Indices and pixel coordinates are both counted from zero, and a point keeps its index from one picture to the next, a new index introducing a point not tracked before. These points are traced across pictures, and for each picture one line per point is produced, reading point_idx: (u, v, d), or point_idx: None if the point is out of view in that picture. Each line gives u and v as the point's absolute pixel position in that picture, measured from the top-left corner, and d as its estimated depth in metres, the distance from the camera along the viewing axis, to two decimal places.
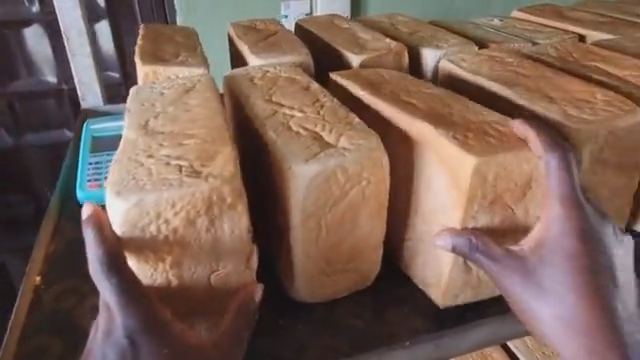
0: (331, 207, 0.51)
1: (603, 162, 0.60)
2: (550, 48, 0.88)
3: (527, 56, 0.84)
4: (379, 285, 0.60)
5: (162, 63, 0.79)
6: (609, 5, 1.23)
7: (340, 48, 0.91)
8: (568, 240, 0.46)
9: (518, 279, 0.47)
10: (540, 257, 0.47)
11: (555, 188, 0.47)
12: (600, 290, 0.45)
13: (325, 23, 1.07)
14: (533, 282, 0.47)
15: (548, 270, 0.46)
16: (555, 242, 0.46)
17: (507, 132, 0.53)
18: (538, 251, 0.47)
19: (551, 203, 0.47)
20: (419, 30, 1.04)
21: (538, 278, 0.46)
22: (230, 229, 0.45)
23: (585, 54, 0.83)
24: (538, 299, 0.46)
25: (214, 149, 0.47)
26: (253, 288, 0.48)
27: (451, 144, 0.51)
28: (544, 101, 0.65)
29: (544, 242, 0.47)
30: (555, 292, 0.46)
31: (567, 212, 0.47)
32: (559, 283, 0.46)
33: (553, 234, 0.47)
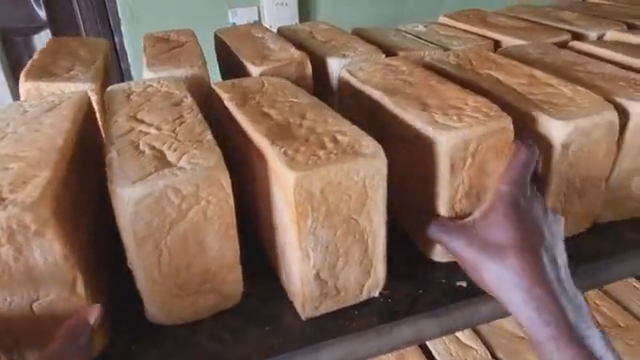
0: (170, 227, 0.50)
1: (469, 172, 0.60)
2: (453, 56, 0.87)
3: (426, 65, 0.83)
4: (245, 303, 0.58)
5: (47, 79, 0.77)
6: (533, 11, 1.24)
7: (243, 60, 0.90)
8: (513, 235, 0.51)
9: (496, 264, 0.52)
10: (500, 247, 0.52)
11: (509, 180, 0.53)
12: (539, 269, 0.50)
13: (241, 32, 1.06)
14: (501, 269, 0.51)
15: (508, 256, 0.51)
16: (511, 231, 0.52)
17: (341, 143, 0.53)
18: (500, 235, 0.52)
19: (501, 204, 0.52)
20: (334, 39, 1.03)
21: (509, 267, 0.51)
22: (43, 258, 0.44)
23: (484, 61, 0.82)
24: (511, 286, 0.51)
25: (33, 173, 0.46)
26: (91, 311, 0.46)
27: (279, 160, 0.50)
28: (417, 111, 0.64)
29: (495, 228, 0.52)
30: (500, 281, 0.52)
31: (517, 213, 0.52)
32: (504, 271, 0.51)
33: (501, 219, 0.52)
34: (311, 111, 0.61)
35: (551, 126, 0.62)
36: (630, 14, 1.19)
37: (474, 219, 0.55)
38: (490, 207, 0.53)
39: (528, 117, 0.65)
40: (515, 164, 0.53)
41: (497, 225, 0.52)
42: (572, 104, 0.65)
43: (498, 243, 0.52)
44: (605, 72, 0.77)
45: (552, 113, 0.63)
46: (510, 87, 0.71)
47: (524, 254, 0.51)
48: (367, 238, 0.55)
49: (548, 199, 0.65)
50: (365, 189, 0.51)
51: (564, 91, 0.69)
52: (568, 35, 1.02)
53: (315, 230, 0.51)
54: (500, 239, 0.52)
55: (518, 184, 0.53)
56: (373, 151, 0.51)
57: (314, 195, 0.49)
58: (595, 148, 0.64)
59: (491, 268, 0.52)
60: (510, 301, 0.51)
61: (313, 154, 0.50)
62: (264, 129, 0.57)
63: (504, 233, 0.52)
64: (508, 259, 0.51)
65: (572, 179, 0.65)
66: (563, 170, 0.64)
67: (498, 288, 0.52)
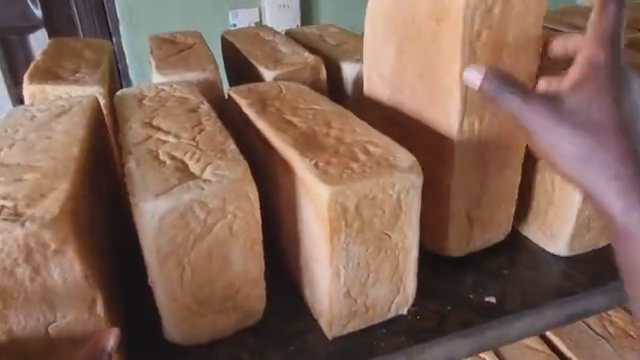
0: (195, 242, 0.47)
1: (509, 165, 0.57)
2: None
3: None
4: (268, 320, 0.55)
5: (52, 81, 0.74)
6: None
7: (255, 63, 0.87)
8: (590, 54, 0.39)
9: (558, 128, 0.38)
10: (587, 147, 0.38)
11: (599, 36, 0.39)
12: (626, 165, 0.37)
13: (250, 34, 1.03)
14: (576, 140, 0.38)
15: (594, 116, 0.38)
16: (604, 103, 0.38)
17: (373, 154, 0.50)
18: (564, 145, 0.38)
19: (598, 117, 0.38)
20: (346, 42, 1.01)
21: (572, 111, 0.38)
22: (61, 277, 0.41)
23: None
24: (570, 138, 0.38)
25: (50, 185, 0.43)
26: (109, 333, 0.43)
27: (310, 173, 0.47)
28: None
29: (577, 94, 0.39)
30: (604, 112, 0.38)
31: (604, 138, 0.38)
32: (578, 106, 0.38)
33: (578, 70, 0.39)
34: (336, 119, 0.58)
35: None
36: None
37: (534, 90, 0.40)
38: (570, 32, 0.40)
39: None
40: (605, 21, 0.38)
41: (567, 90, 0.39)
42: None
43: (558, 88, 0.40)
44: None
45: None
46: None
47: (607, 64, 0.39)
48: (398, 254, 0.52)
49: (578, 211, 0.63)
50: (400, 203, 0.49)
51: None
52: None
53: (348, 246, 0.48)
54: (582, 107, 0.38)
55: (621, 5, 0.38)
56: (408, 163, 0.49)
57: (347, 209, 0.46)
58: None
59: (566, 141, 0.38)
60: (564, 152, 0.39)
61: (346, 166, 0.48)
62: (290, 138, 0.54)
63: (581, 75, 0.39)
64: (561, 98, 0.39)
65: None
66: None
67: (569, 158, 0.38)
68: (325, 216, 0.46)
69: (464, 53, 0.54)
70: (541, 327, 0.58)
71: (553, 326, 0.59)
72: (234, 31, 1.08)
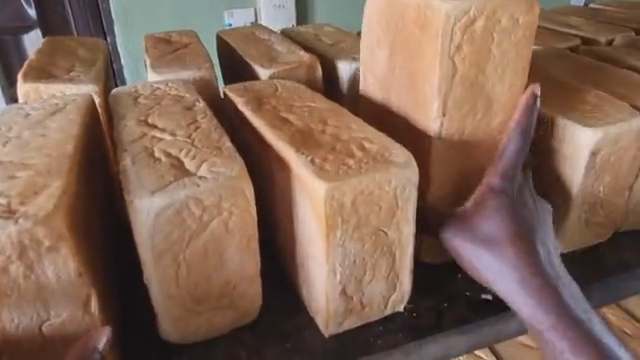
0: (191, 239, 0.47)
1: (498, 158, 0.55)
2: None
3: None
4: (265, 317, 0.54)
5: (46, 80, 0.73)
6: (540, 15, 1.23)
7: (251, 62, 0.87)
8: (501, 226, 0.52)
9: (497, 275, 0.51)
10: (521, 276, 0.49)
11: (499, 168, 0.54)
12: (545, 292, 0.48)
13: (245, 33, 1.03)
14: (496, 262, 0.51)
15: (510, 270, 0.50)
16: (502, 222, 0.52)
17: (370, 151, 0.50)
18: (504, 284, 0.50)
19: (491, 226, 0.52)
20: (342, 41, 1.01)
21: (493, 237, 0.52)
22: (55, 275, 0.41)
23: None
24: (512, 270, 0.50)
25: (44, 183, 0.43)
26: (103, 330, 0.43)
27: (306, 169, 0.47)
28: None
29: (487, 222, 0.52)
30: (497, 230, 0.52)
31: (508, 244, 0.51)
32: (493, 229, 0.52)
33: (486, 189, 0.54)
34: (332, 117, 0.58)
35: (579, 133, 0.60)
36: (634, 20, 1.19)
37: (476, 239, 0.53)
38: (468, 219, 0.54)
39: (553, 123, 0.63)
40: (513, 145, 0.53)
41: (491, 221, 0.52)
42: (597, 111, 0.64)
43: (477, 203, 0.54)
44: (622, 77, 0.76)
45: (579, 119, 0.62)
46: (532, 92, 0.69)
47: (508, 209, 0.52)
48: (394, 251, 0.52)
49: (574, 207, 0.63)
50: (397, 199, 0.48)
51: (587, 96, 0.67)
52: (577, 40, 1.01)
53: (344, 243, 0.48)
54: (495, 236, 0.52)
55: (524, 131, 0.53)
56: (404, 159, 0.48)
57: (344, 205, 0.46)
58: (621, 156, 0.63)
59: (480, 255, 0.52)
60: (504, 288, 0.50)
61: (342, 162, 0.47)
62: (286, 135, 0.54)
63: (485, 196, 0.54)
64: (483, 229, 0.53)
65: (597, 188, 0.63)
66: (590, 178, 0.62)
67: (480, 269, 0.52)
68: (324, 211, 0.46)
69: (460, 50, 0.54)
70: None
71: None
72: (229, 30, 1.08)
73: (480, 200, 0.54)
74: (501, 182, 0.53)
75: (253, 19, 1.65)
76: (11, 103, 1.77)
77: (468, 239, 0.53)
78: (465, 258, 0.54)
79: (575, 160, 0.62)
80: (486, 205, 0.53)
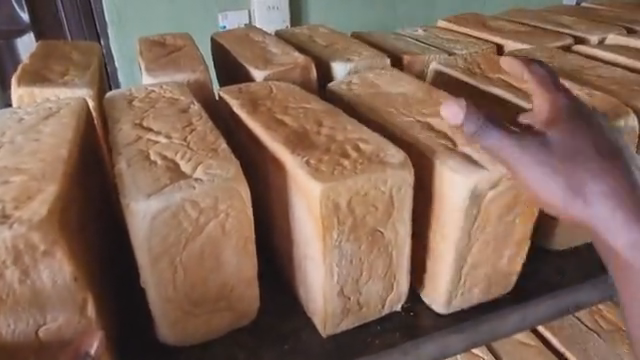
0: (187, 242, 0.47)
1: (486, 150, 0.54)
2: (460, 59, 0.85)
3: (433, 70, 0.82)
4: (262, 319, 0.54)
5: (40, 84, 0.73)
6: (533, 15, 1.24)
7: (245, 64, 0.87)
8: (566, 134, 0.46)
9: (553, 172, 0.44)
10: (584, 174, 0.44)
11: (541, 90, 0.48)
12: (609, 169, 0.44)
13: (239, 35, 1.03)
14: (559, 181, 0.44)
15: (566, 164, 0.44)
16: (573, 131, 0.46)
17: (364, 151, 0.50)
18: (549, 187, 0.45)
19: (559, 128, 0.46)
20: (336, 42, 1.02)
21: (552, 143, 0.45)
22: (51, 280, 0.41)
23: (493, 66, 0.80)
24: (569, 179, 0.44)
25: (38, 187, 0.42)
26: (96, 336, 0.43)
27: (302, 170, 0.47)
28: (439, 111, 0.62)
29: (555, 130, 0.46)
30: (562, 144, 0.45)
31: (575, 132, 0.46)
32: (557, 137, 0.46)
33: (548, 104, 0.48)
34: (327, 118, 0.58)
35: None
36: (625, 18, 1.20)
37: (540, 159, 0.45)
38: (528, 137, 0.46)
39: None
40: (533, 75, 0.49)
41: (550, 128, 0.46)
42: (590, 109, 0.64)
43: (549, 119, 0.47)
44: (615, 75, 0.76)
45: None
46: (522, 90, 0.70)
47: (572, 119, 0.47)
48: (391, 251, 0.52)
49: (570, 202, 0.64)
50: (392, 199, 0.49)
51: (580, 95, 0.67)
52: (570, 39, 1.02)
53: (341, 243, 0.48)
54: (561, 137, 0.46)
55: (549, 72, 0.50)
56: (399, 160, 0.49)
57: (340, 205, 0.46)
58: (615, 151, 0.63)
59: (534, 167, 0.45)
60: (559, 190, 0.44)
61: (338, 163, 0.48)
62: (282, 136, 0.54)
63: (551, 111, 0.47)
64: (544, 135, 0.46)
65: None
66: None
67: (543, 188, 0.45)
68: (320, 212, 0.46)
69: None
70: (536, 320, 0.59)
71: (548, 318, 0.59)
72: (223, 33, 1.08)
73: (546, 115, 0.47)
74: (566, 101, 0.48)
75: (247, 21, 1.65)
76: (5, 107, 1.77)
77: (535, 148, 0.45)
78: (524, 174, 0.46)
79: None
80: (545, 100, 0.48)
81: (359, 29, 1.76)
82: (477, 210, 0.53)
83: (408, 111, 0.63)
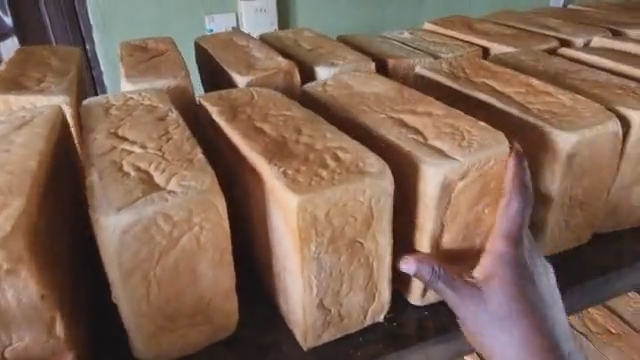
0: (161, 256, 0.45)
1: (445, 144, 0.54)
2: (444, 63, 0.84)
3: (417, 74, 0.81)
4: (242, 332, 0.53)
5: (16, 92, 0.71)
6: (519, 17, 1.24)
7: (228, 68, 0.86)
8: (507, 293, 0.45)
9: (485, 315, 0.45)
10: (505, 337, 0.45)
11: (504, 231, 0.45)
12: (531, 333, 0.45)
13: (223, 39, 1.02)
14: (500, 334, 0.45)
15: (501, 312, 0.45)
16: (503, 290, 0.45)
17: (343, 160, 0.49)
18: (500, 339, 0.46)
19: (497, 287, 0.45)
20: (320, 46, 1.01)
21: (486, 311, 0.45)
22: (17, 298, 0.39)
23: (477, 70, 0.79)
24: (509, 329, 0.45)
25: (4, 202, 0.41)
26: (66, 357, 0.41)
27: (278, 181, 0.46)
28: (422, 117, 0.61)
29: (492, 293, 0.45)
30: (504, 304, 0.45)
31: (514, 299, 0.45)
32: (501, 297, 0.45)
33: (494, 265, 0.45)
34: (307, 126, 0.57)
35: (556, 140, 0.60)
36: (611, 20, 1.20)
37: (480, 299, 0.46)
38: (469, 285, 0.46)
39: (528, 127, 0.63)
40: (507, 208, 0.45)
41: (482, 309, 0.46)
42: (573, 114, 0.63)
43: (489, 277, 0.46)
44: (599, 79, 0.76)
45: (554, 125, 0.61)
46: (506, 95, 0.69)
47: (513, 246, 0.45)
48: (372, 261, 0.52)
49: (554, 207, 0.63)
50: (372, 209, 0.48)
51: (564, 99, 0.67)
52: (555, 42, 1.02)
53: (319, 255, 0.47)
54: (497, 276, 0.45)
55: (524, 195, 0.45)
56: (378, 169, 0.48)
57: (318, 217, 0.45)
58: (599, 157, 0.62)
59: (477, 320, 0.46)
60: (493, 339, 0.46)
61: (315, 174, 0.47)
62: (260, 145, 0.53)
63: (494, 272, 0.45)
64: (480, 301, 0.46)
65: (575, 191, 0.63)
66: (568, 181, 0.62)
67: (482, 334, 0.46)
68: (297, 224, 0.45)
69: None
70: None
71: None
72: (207, 36, 1.06)
73: (500, 260, 0.45)
74: (505, 250, 0.45)
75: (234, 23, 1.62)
76: None
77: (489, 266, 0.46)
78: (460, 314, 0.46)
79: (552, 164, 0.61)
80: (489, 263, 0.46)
81: (348, 30, 1.72)
82: (445, 206, 0.52)
83: (390, 118, 0.62)
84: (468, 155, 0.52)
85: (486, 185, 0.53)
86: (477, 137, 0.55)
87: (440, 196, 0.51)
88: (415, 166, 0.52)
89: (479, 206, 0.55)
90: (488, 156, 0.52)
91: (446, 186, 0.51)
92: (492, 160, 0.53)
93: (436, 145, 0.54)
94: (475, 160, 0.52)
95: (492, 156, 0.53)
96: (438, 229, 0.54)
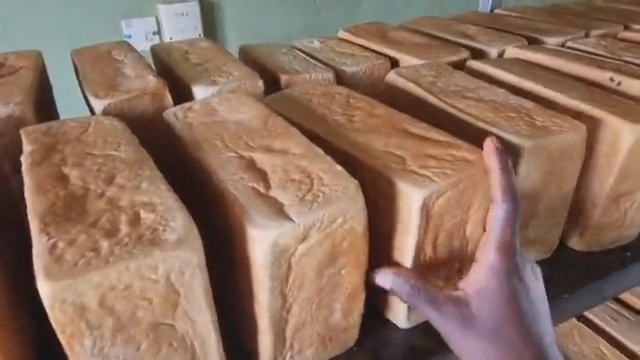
0: None
1: (287, 196, 0.45)
2: (314, 88, 0.72)
3: (282, 97, 0.69)
4: None
5: None
6: (439, 23, 1.17)
7: (87, 89, 0.74)
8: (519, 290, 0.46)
9: (470, 318, 0.45)
10: (479, 308, 0.45)
11: (494, 283, 0.45)
12: (514, 311, 0.45)
13: (100, 52, 0.90)
14: (482, 347, 0.44)
15: (499, 331, 0.44)
16: (500, 321, 0.44)
17: (140, 222, 0.39)
18: (486, 319, 0.45)
19: (479, 287, 0.45)
20: (210, 59, 0.90)
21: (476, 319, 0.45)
22: None
23: (346, 96, 0.68)
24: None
25: None
26: None
27: (39, 260, 0.35)
28: (274, 155, 0.51)
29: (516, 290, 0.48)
30: (481, 321, 0.45)
31: (502, 302, 0.45)
32: (486, 314, 0.45)
33: (494, 272, 0.45)
34: (122, 172, 0.46)
35: (419, 192, 0.46)
36: (532, 28, 1.15)
37: (493, 269, 0.45)
38: (480, 287, 0.45)
39: (399, 162, 0.49)
40: (498, 257, 0.45)
41: (479, 298, 0.45)
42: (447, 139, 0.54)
43: (483, 284, 0.45)
44: (496, 99, 0.69)
45: (434, 171, 0.48)
46: (325, 113, 0.62)
47: (512, 289, 0.45)
48: (191, 344, 0.42)
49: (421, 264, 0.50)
50: (173, 286, 0.38)
51: (390, 111, 0.62)
52: (467, 52, 0.94)
53: (102, 350, 0.37)
54: (500, 282, 0.45)
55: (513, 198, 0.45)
56: (179, 236, 0.38)
57: (89, 305, 0.35)
58: (482, 178, 0.49)
59: (470, 308, 0.45)
60: (483, 318, 0.45)
61: (90, 246, 0.36)
62: (46, 203, 0.42)
63: (496, 281, 0.45)
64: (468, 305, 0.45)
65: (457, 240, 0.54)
66: (458, 220, 0.50)
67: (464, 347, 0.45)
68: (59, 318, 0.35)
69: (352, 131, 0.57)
70: None
71: None
72: (82, 49, 0.93)
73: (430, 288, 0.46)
74: (506, 261, 0.45)
75: (155, 29, 1.44)
76: None
77: (419, 292, 0.46)
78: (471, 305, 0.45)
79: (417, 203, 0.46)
80: (488, 241, 0.45)
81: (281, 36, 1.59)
82: (283, 273, 0.43)
83: (239, 156, 0.52)
84: (306, 215, 0.42)
85: (334, 242, 0.44)
86: (328, 186, 0.45)
87: (272, 264, 0.42)
88: (243, 226, 0.42)
89: (329, 266, 0.46)
90: (332, 213, 0.43)
91: (279, 252, 0.42)
92: (339, 218, 0.43)
93: (277, 198, 0.44)
94: (313, 221, 0.42)
95: (338, 213, 0.43)
96: (279, 297, 0.44)
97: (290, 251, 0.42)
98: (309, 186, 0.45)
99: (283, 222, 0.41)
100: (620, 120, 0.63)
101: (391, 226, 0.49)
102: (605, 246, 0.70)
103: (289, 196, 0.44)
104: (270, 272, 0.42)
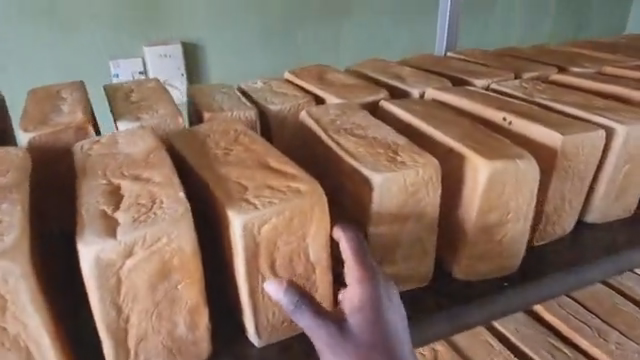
0: None
1: (125, 217, 0.51)
2: (216, 124, 0.80)
3: (184, 132, 0.77)
4: None
5: None
6: (381, 65, 1.25)
7: (21, 124, 0.84)
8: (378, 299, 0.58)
9: (342, 332, 0.51)
10: (350, 325, 0.51)
11: (358, 303, 0.52)
12: (380, 330, 0.52)
13: (48, 91, 1.00)
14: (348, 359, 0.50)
15: (366, 346, 0.51)
16: (366, 336, 0.51)
17: None
18: (355, 335, 0.51)
19: (350, 308, 0.52)
20: (147, 97, 1.00)
21: (354, 334, 0.51)
22: None
23: (239, 132, 0.75)
24: None
25: None
26: None
27: None
28: (137, 182, 0.58)
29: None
30: (352, 336, 0.51)
31: (368, 321, 0.51)
32: (355, 330, 0.51)
33: (359, 294, 0.52)
34: None
35: (241, 217, 0.53)
36: (467, 70, 1.21)
37: (359, 290, 0.53)
38: (351, 309, 0.52)
39: (240, 191, 0.56)
40: (360, 281, 0.53)
41: (355, 313, 0.52)
42: (294, 174, 0.60)
43: (353, 305, 0.52)
44: (378, 135, 0.74)
45: (261, 200, 0.55)
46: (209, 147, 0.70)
47: (377, 310, 0.52)
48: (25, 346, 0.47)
49: (259, 282, 0.57)
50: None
51: (266, 147, 0.69)
52: (386, 92, 1.00)
53: None
54: (365, 302, 0.52)
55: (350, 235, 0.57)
56: (5, 247, 0.45)
57: None
58: (312, 208, 0.56)
59: (342, 326, 0.51)
60: (354, 333, 0.51)
61: None
62: None
63: (361, 300, 0.52)
64: (346, 321, 0.52)
65: (305, 264, 0.59)
66: (294, 244, 0.57)
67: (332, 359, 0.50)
68: None
69: (219, 165, 0.65)
70: None
71: None
72: (39, 89, 1.03)
73: (313, 306, 0.53)
74: (369, 285, 0.53)
75: None
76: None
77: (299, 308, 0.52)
78: (342, 320, 0.52)
79: (242, 227, 0.53)
80: (349, 266, 0.54)
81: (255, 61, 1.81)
82: (112, 285, 0.49)
83: (109, 183, 0.59)
84: (129, 233, 0.48)
85: (163, 259, 0.50)
86: (163, 209, 0.51)
87: (99, 276, 0.48)
88: (76, 242, 0.48)
89: (162, 281, 0.51)
90: (156, 232, 0.49)
91: (104, 266, 0.48)
92: (164, 237, 0.49)
93: (116, 219, 0.51)
94: (137, 238, 0.48)
95: (163, 233, 0.49)
96: (112, 308, 0.50)
97: (115, 265, 0.48)
98: (147, 209, 0.52)
99: (106, 239, 0.47)
100: (479, 157, 0.68)
101: (231, 250, 0.56)
102: (484, 278, 0.73)
103: (126, 218, 0.51)
104: (98, 285, 0.48)
